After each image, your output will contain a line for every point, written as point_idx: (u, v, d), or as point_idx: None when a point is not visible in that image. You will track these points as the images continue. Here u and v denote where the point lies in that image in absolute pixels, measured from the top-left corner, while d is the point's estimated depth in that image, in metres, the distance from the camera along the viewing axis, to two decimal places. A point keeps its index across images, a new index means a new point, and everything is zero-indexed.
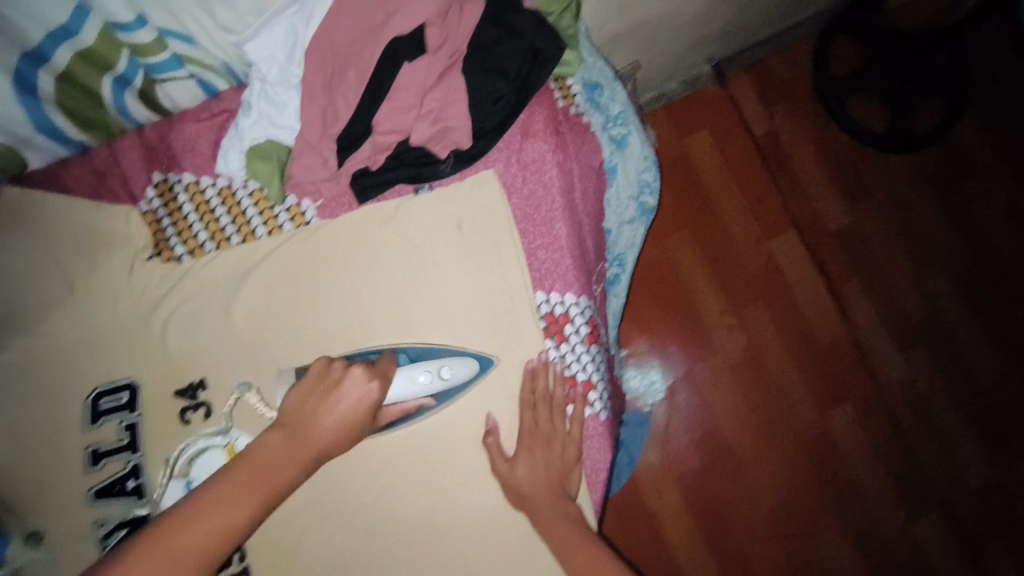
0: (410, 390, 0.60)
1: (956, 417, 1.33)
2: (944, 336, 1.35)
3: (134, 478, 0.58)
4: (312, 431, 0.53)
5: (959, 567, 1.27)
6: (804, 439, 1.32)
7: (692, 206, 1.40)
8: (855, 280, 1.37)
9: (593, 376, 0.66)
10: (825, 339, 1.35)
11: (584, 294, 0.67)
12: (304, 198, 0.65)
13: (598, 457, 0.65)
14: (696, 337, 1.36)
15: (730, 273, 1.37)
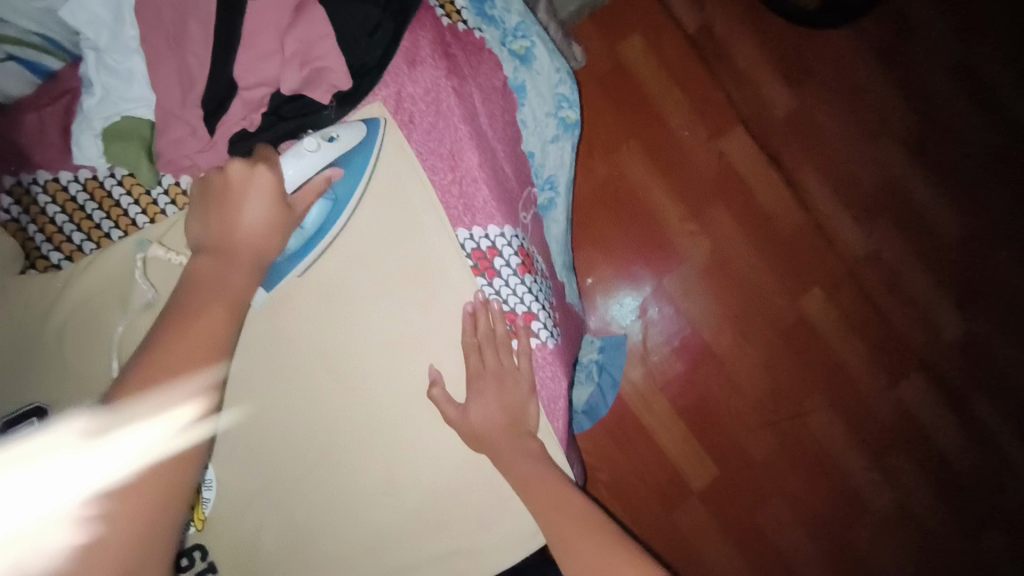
0: (303, 164, 0.55)
1: (928, 281, 1.34)
2: (906, 204, 1.34)
3: None
4: (234, 241, 0.51)
5: (942, 417, 1.33)
6: (781, 328, 1.33)
7: (635, 118, 1.34)
8: (811, 165, 1.34)
9: (533, 307, 0.61)
10: (789, 228, 1.33)
11: (509, 223, 0.60)
12: (182, 175, 0.58)
13: (553, 387, 0.61)
14: (660, 249, 1.33)
15: (686, 179, 1.33)
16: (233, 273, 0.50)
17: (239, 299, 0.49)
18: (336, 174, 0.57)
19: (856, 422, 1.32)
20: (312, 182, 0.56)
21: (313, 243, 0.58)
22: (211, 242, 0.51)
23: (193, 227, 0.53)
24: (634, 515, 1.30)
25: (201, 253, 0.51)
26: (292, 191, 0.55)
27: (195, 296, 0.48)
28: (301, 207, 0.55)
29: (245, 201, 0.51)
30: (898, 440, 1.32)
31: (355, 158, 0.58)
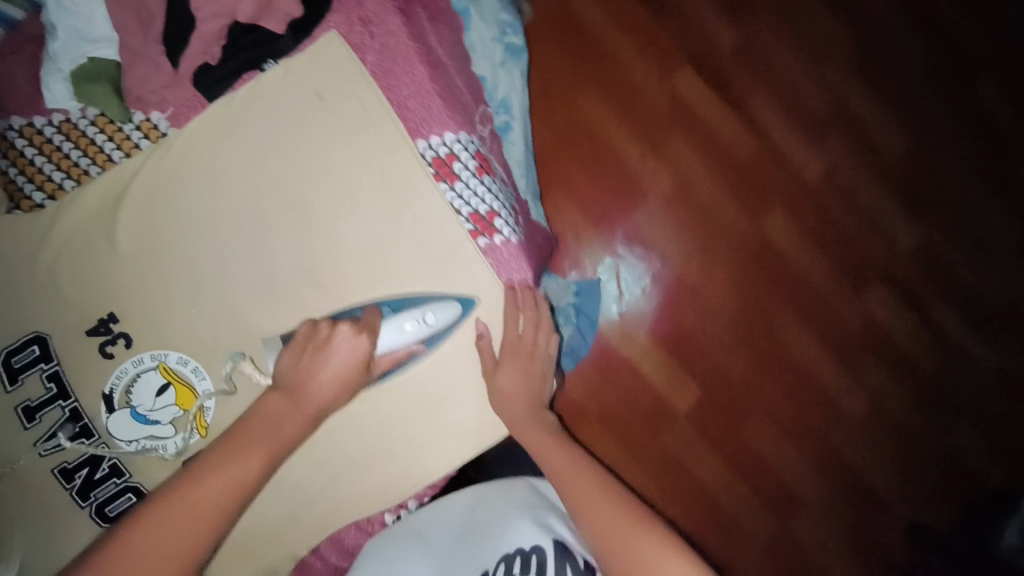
0: (400, 338, 0.61)
1: (878, 194, 1.42)
2: (851, 123, 1.42)
3: (77, 421, 0.59)
4: (312, 392, 0.56)
5: (899, 317, 1.42)
6: (747, 249, 1.39)
7: (591, 64, 1.38)
8: (762, 94, 1.40)
9: (494, 205, 0.66)
10: (745, 156, 1.40)
11: (464, 129, 0.65)
12: (151, 110, 0.61)
13: (517, 276, 0.67)
14: (627, 186, 1.38)
15: (643, 119, 1.39)
16: (296, 422, 0.54)
17: (279, 444, 0.52)
18: (415, 349, 0.62)
19: (825, 332, 1.40)
20: (397, 349, 0.61)
21: (379, 380, 0.63)
22: (295, 387, 0.56)
23: (280, 362, 0.58)
24: (623, 444, 1.36)
25: (277, 388, 0.56)
26: (380, 353, 0.60)
27: (255, 440, 0.51)
28: (379, 365, 0.61)
29: (334, 361, 0.57)
30: (864, 345, 1.40)
31: (437, 337, 0.63)
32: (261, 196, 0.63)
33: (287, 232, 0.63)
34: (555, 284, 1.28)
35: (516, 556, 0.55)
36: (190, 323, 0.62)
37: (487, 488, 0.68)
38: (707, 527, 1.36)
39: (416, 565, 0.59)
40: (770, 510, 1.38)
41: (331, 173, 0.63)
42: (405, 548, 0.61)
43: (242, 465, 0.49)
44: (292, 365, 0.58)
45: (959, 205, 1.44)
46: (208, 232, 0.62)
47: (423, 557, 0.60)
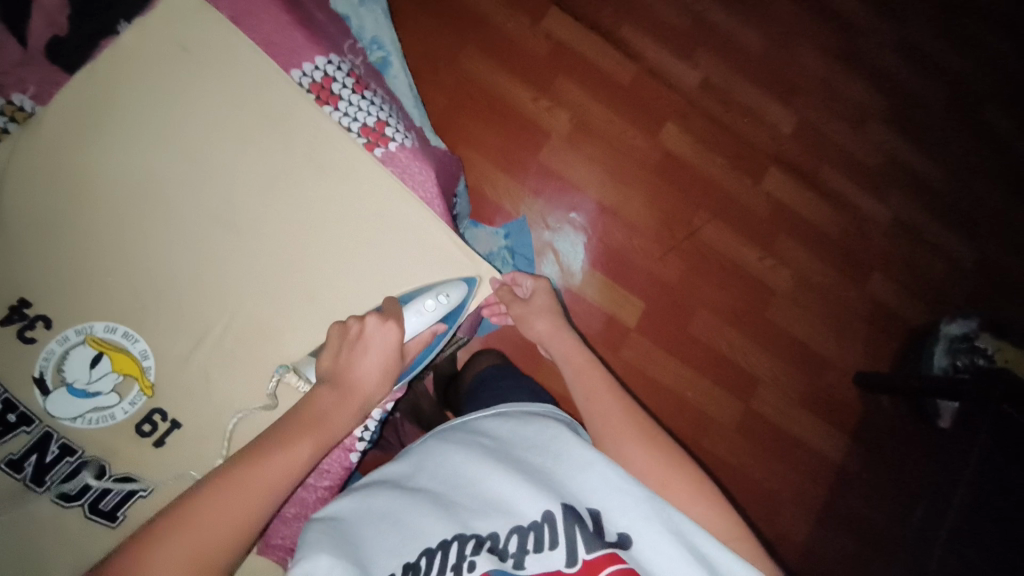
0: (423, 318, 0.63)
1: (757, 90, 1.44)
2: (710, 31, 1.45)
3: (13, 411, 0.58)
4: (355, 381, 0.58)
5: (812, 199, 1.42)
6: (652, 164, 1.38)
7: (461, 25, 1.35)
8: (627, 23, 1.42)
9: (380, 116, 0.71)
10: (628, 80, 1.40)
11: (331, 53, 0.70)
12: (13, 93, 0.62)
13: (420, 176, 0.71)
14: (527, 131, 1.35)
15: (522, 62, 1.36)
16: (347, 414, 0.56)
17: (328, 434, 0.54)
18: (438, 328, 0.65)
19: (737, 222, 1.39)
20: (421, 332, 0.64)
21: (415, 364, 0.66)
22: (335, 380, 0.58)
23: (319, 364, 0.60)
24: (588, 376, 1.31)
25: (323, 384, 0.58)
26: (407, 337, 0.63)
27: (302, 430, 0.53)
28: (410, 352, 0.64)
29: (371, 354, 0.59)
30: (776, 226, 1.39)
31: (455, 315, 0.67)
32: (149, 153, 0.64)
33: (185, 181, 0.64)
34: (483, 233, 1.27)
35: (530, 530, 0.57)
36: (105, 292, 0.62)
37: (488, 434, 0.69)
38: (686, 431, 1.30)
39: (425, 505, 0.61)
40: (734, 396, 1.33)
41: (215, 118, 0.65)
42: (412, 494, 0.63)
43: (297, 451, 0.51)
44: (327, 364, 0.59)
45: (824, 77, 1.47)
46: (105, 200, 0.63)
47: (433, 498, 0.61)
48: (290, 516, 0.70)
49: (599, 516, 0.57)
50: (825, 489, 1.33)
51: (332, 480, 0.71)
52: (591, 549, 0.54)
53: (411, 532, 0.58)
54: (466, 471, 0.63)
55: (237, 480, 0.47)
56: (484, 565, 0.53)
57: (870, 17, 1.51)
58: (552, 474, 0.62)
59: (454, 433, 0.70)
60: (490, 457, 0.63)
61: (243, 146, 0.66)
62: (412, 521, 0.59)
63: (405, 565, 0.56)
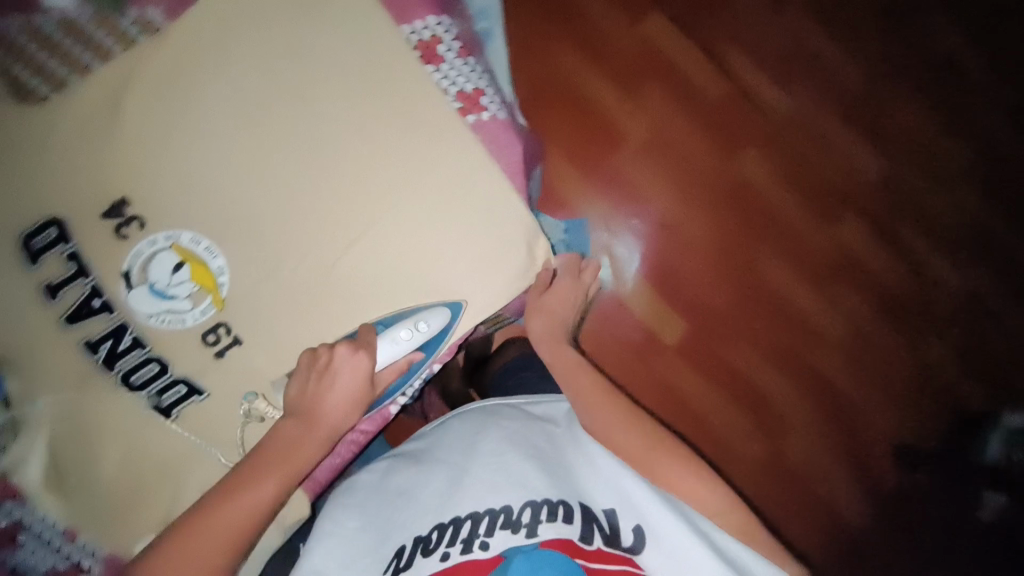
0: (396, 348, 0.66)
1: (849, 132, 1.35)
2: (811, 63, 1.36)
3: (98, 297, 0.63)
4: (319, 411, 0.61)
5: (886, 255, 1.33)
6: (723, 188, 1.33)
7: (557, 17, 1.35)
8: (727, 39, 1.36)
9: (479, 84, 0.72)
10: (716, 97, 1.34)
11: (443, 14, 0.72)
12: (148, 7, 0.67)
13: (509, 150, 0.73)
14: (604, 133, 1.33)
15: (612, 62, 1.34)
16: (310, 442, 0.60)
17: (295, 469, 0.59)
18: (414, 357, 0.67)
19: (801, 263, 1.32)
20: (397, 361, 0.66)
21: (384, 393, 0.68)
22: (302, 411, 0.61)
23: (290, 387, 0.63)
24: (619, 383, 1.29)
25: (289, 415, 0.62)
26: (378, 367, 0.65)
27: (269, 465, 0.58)
28: (383, 380, 0.66)
29: (339, 386, 0.62)
30: (841, 275, 1.32)
31: (433, 344, 0.68)
32: (253, 82, 0.66)
33: (282, 115, 0.66)
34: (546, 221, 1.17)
35: (544, 504, 0.57)
36: (195, 204, 0.65)
37: (505, 417, 0.69)
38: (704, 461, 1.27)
39: (436, 482, 0.63)
40: (762, 436, 1.29)
41: (320, 58, 0.67)
42: (427, 471, 0.65)
43: (262, 489, 0.57)
44: (295, 392, 0.62)
45: (930, 131, 1.35)
46: (208, 120, 0.65)
47: (445, 473, 0.64)
48: (325, 452, 0.69)
49: (614, 518, 0.59)
50: (837, 550, 1.28)
51: (369, 426, 0.71)
52: (608, 546, 0.56)
53: (424, 508, 0.61)
54: (479, 449, 0.65)
55: (212, 525, 0.54)
56: (497, 542, 0.54)
57: (991, 78, 1.37)
58: (567, 468, 0.63)
59: (472, 413, 0.72)
60: (505, 437, 0.65)
61: (340, 92, 0.67)
62: (426, 497, 0.62)
63: (417, 538, 0.58)
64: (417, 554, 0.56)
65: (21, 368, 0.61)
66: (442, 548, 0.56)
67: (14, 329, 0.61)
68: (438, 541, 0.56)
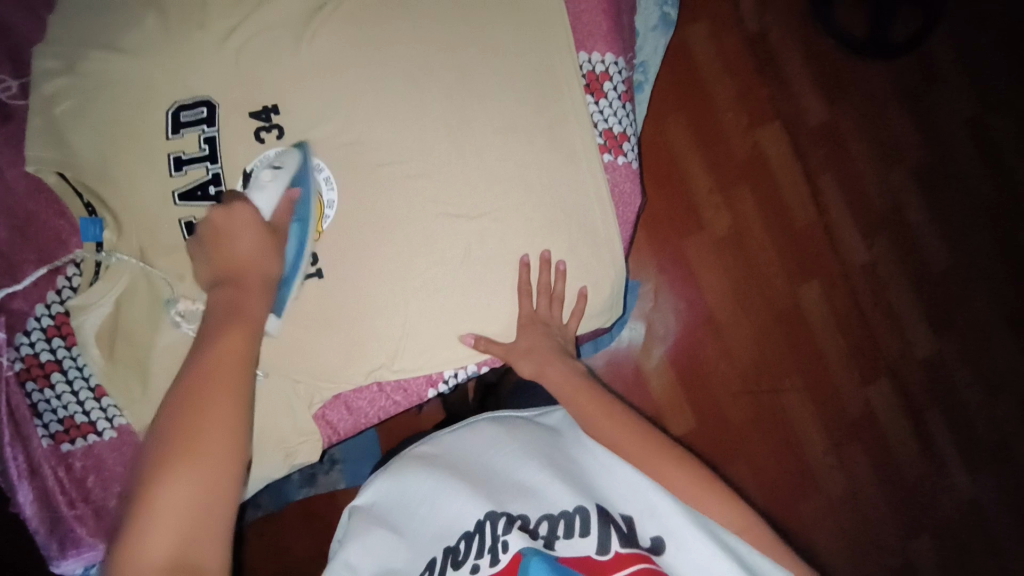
0: (268, 188, 0.62)
1: (915, 303, 1.31)
2: (900, 224, 1.31)
3: (215, 185, 0.63)
4: (238, 269, 0.56)
5: (906, 433, 1.30)
6: (778, 310, 1.26)
7: (684, 83, 1.25)
8: (832, 171, 1.30)
9: (626, 130, 0.76)
10: (802, 223, 1.28)
11: (620, 56, 0.76)
12: None
13: (630, 199, 0.76)
14: (686, 213, 1.24)
15: (719, 150, 1.26)
16: (253, 300, 0.55)
17: (255, 326, 0.53)
18: (294, 195, 0.63)
19: (826, 410, 1.27)
20: (278, 203, 0.62)
21: (296, 262, 0.63)
22: (223, 274, 0.56)
23: (201, 276, 0.58)
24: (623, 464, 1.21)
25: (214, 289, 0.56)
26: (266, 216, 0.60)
27: (222, 326, 0.52)
28: (279, 227, 0.61)
29: (234, 238, 0.57)
30: (860, 432, 1.28)
31: (304, 177, 0.64)
32: (432, 49, 0.68)
33: (445, 89, 0.68)
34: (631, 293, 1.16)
35: (561, 517, 0.56)
36: (338, 137, 0.66)
37: (519, 427, 0.69)
38: None
39: (451, 487, 0.62)
40: None
41: (499, 53, 0.70)
42: (443, 475, 0.64)
43: (219, 347, 0.50)
44: (210, 269, 0.57)
45: (989, 333, 1.32)
46: (378, 68, 0.67)
47: (464, 480, 0.63)
48: (359, 405, 0.71)
49: (632, 521, 0.56)
50: None
51: (403, 398, 0.72)
52: (626, 545, 0.52)
53: (447, 519, 0.59)
54: (494, 465, 0.65)
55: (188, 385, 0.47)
56: (516, 544, 0.52)
57: None
58: (581, 476, 0.62)
59: (484, 422, 0.72)
60: (519, 447, 0.65)
61: (506, 90, 0.70)
62: (445, 505, 0.61)
63: (446, 549, 0.57)
64: (447, 566, 0.55)
65: (123, 225, 0.62)
66: (472, 560, 0.54)
67: (131, 187, 0.62)
68: (467, 552, 0.55)
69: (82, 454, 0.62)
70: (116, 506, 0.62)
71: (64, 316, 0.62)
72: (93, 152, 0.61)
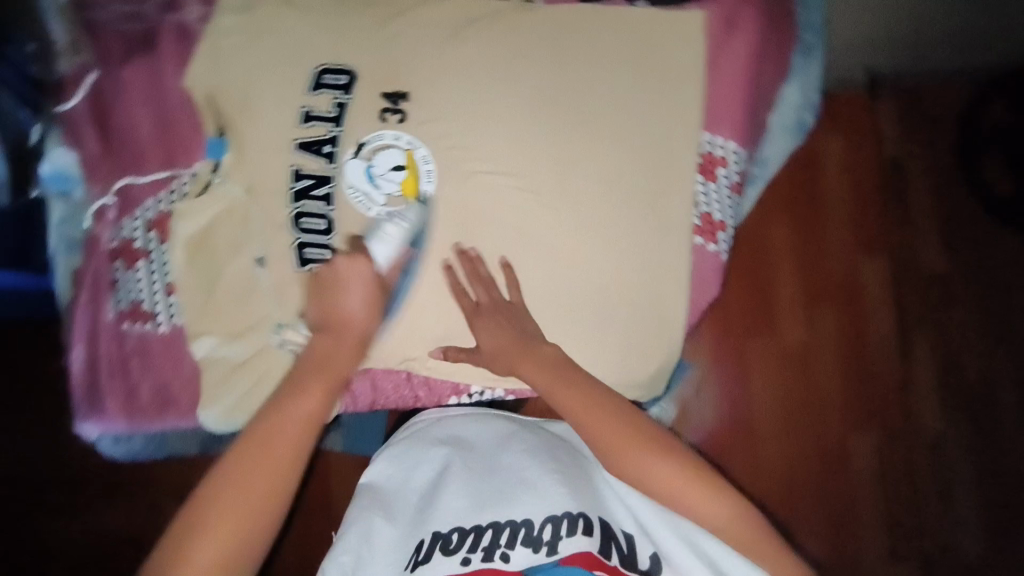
0: (387, 244, 0.66)
1: (976, 500, 1.16)
2: (989, 408, 1.17)
3: (331, 145, 0.68)
4: (344, 322, 0.63)
5: None
6: (822, 449, 1.17)
7: (798, 188, 1.18)
8: (929, 329, 1.18)
9: (727, 219, 0.75)
10: (878, 370, 1.18)
11: (743, 147, 0.75)
12: None
13: (707, 288, 0.75)
14: (759, 318, 1.17)
15: (816, 266, 1.18)
16: (346, 357, 0.62)
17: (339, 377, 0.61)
18: (409, 252, 0.67)
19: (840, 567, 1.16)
20: (391, 259, 0.66)
21: (392, 314, 0.68)
22: (328, 318, 0.63)
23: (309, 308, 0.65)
24: None
25: (322, 327, 0.63)
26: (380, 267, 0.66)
27: (315, 376, 0.60)
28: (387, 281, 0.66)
29: (350, 290, 0.63)
30: None
31: (421, 236, 0.68)
32: (566, 85, 0.70)
33: (565, 127, 0.70)
34: None
35: (564, 517, 0.57)
36: (450, 138, 0.69)
37: (532, 432, 0.70)
38: None
39: (457, 479, 0.64)
40: None
41: (626, 109, 0.71)
42: (454, 465, 0.66)
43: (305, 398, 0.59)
44: (317, 305, 0.64)
45: None
46: (512, 87, 0.70)
47: (469, 478, 0.64)
48: (385, 389, 0.74)
49: (633, 540, 0.58)
50: None
51: (425, 396, 0.75)
52: (624, 564, 0.55)
53: (446, 510, 0.61)
54: (501, 460, 0.66)
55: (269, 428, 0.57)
56: (518, 560, 0.55)
57: None
58: (586, 486, 0.62)
59: (497, 419, 0.72)
60: (528, 449, 0.66)
61: (620, 146, 0.70)
62: (447, 498, 0.63)
63: (436, 533, 0.59)
64: (436, 550, 0.57)
65: (241, 157, 0.67)
66: (464, 553, 0.57)
67: (260, 126, 0.67)
68: (458, 544, 0.58)
69: (136, 337, 0.68)
70: (145, 393, 0.69)
71: (164, 214, 0.69)
72: (242, 88, 0.68)
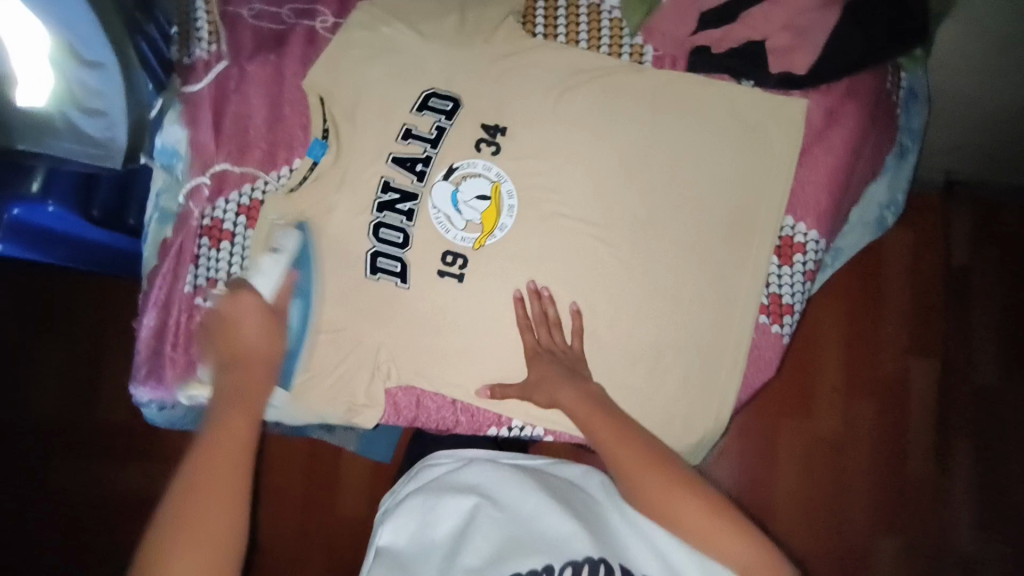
0: (273, 275, 0.64)
1: None
2: None
3: (423, 164, 0.70)
4: (240, 356, 0.60)
5: None
6: (842, 555, 1.06)
7: (855, 276, 1.08)
8: (975, 447, 1.03)
9: (795, 304, 0.74)
10: (914, 481, 1.06)
11: (824, 236, 0.74)
12: (649, 44, 0.75)
13: (764, 368, 0.73)
14: (795, 407, 1.07)
15: (862, 361, 1.07)
16: (255, 383, 0.59)
17: (254, 405, 0.57)
18: (293, 276, 0.66)
19: None
20: (280, 283, 0.65)
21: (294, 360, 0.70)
22: (226, 363, 0.60)
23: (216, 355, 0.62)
24: None
25: (221, 371, 0.60)
26: (268, 297, 0.63)
27: (229, 412, 0.56)
28: (280, 306, 0.64)
29: (244, 326, 0.60)
30: None
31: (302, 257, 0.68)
32: (661, 146, 0.72)
33: (652, 186, 0.71)
34: None
35: (587, 561, 0.55)
36: (539, 178, 0.71)
37: (539, 479, 0.67)
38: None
39: (479, 528, 0.60)
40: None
41: (715, 179, 0.72)
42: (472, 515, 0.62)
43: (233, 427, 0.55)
44: (219, 348, 0.61)
45: None
46: (608, 140, 0.71)
47: (490, 527, 0.60)
48: (430, 407, 0.74)
49: None
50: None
51: (465, 422, 0.74)
52: None
53: (473, 559, 0.57)
54: (516, 507, 0.63)
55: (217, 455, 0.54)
56: None
57: None
58: (604, 533, 0.59)
59: (503, 465, 0.70)
60: (544, 495, 0.63)
61: (701, 213, 0.71)
62: (471, 551, 0.58)
63: None
64: None
65: (338, 161, 0.70)
66: None
67: (363, 136, 0.71)
68: None
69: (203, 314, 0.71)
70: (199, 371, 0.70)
71: (256, 203, 0.72)
72: (355, 98, 0.72)
